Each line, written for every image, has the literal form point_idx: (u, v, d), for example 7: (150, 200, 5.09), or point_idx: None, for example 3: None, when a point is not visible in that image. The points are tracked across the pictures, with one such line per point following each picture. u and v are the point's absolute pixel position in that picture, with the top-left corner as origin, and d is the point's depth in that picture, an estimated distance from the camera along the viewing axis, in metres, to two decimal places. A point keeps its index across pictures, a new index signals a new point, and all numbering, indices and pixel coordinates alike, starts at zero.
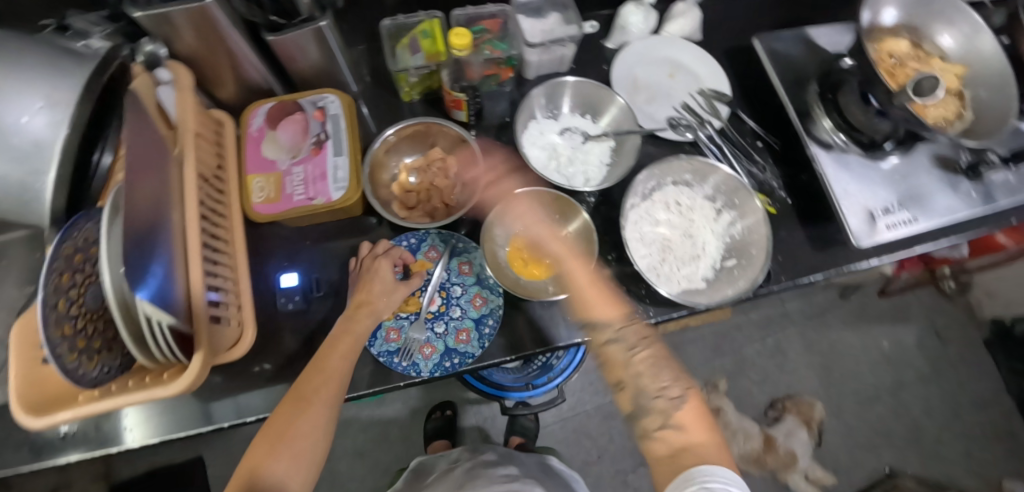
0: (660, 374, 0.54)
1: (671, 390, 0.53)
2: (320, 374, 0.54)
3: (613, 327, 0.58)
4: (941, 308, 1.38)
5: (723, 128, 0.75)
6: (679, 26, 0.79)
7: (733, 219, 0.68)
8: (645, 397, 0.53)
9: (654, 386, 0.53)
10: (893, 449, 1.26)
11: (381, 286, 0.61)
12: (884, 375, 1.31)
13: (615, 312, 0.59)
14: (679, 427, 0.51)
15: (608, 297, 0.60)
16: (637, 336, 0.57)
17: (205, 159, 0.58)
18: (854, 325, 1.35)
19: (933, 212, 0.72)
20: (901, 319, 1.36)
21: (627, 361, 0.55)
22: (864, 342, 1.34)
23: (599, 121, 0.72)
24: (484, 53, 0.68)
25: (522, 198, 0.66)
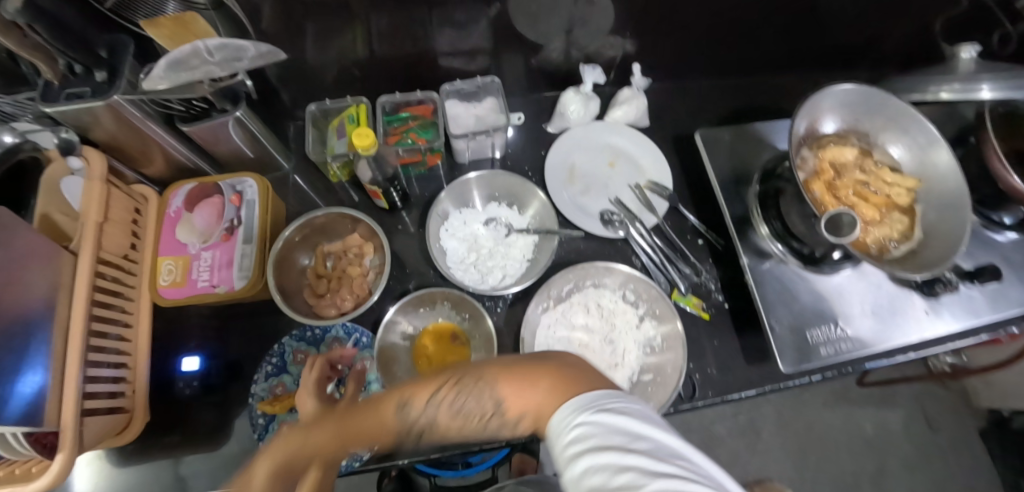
0: (477, 397, 0.38)
1: (481, 389, 0.39)
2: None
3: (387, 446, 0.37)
4: (933, 392, 1.28)
5: (660, 224, 0.72)
6: (623, 113, 0.77)
7: (654, 329, 0.65)
8: (476, 405, 0.39)
9: (438, 407, 0.38)
10: None
11: (331, 424, 0.48)
12: (867, 463, 1.22)
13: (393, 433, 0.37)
14: (526, 396, 0.38)
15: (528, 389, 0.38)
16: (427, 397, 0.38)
17: (114, 245, 0.60)
18: (836, 407, 1.26)
19: (882, 334, 0.66)
20: (888, 402, 1.27)
21: (409, 430, 0.37)
22: (846, 425, 1.25)
23: (525, 212, 0.71)
24: (406, 142, 0.67)
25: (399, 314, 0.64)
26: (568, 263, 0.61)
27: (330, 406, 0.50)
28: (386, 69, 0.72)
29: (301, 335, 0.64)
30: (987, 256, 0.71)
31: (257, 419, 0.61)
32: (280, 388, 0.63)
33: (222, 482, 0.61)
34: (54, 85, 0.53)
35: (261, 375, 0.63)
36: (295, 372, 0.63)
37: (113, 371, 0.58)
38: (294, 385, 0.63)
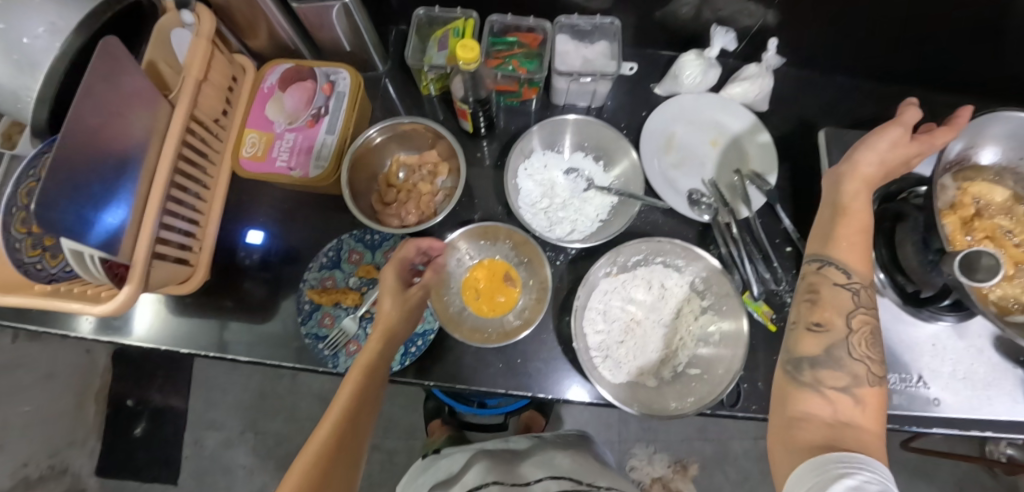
0: (875, 347, 0.45)
1: (856, 369, 0.43)
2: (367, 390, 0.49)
3: (869, 286, 0.47)
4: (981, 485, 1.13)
5: (748, 220, 0.66)
6: (741, 91, 0.69)
7: (714, 324, 0.60)
8: (810, 372, 0.44)
9: (858, 350, 0.44)
10: None
11: (390, 301, 0.53)
12: None
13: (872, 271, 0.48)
14: (855, 404, 0.42)
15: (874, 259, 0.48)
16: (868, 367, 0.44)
17: (208, 104, 0.60)
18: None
19: (971, 402, 0.58)
20: (925, 475, 1.14)
21: (839, 337, 0.45)
22: None
23: (610, 171, 0.67)
24: (506, 69, 0.64)
25: (464, 240, 0.63)
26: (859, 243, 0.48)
27: (401, 286, 0.54)
28: None
29: (360, 237, 0.65)
30: None
31: (303, 305, 0.62)
32: (329, 281, 0.64)
33: (263, 353, 0.64)
34: None
35: (315, 265, 0.64)
36: (348, 271, 0.64)
37: (184, 225, 0.60)
38: (343, 282, 0.64)
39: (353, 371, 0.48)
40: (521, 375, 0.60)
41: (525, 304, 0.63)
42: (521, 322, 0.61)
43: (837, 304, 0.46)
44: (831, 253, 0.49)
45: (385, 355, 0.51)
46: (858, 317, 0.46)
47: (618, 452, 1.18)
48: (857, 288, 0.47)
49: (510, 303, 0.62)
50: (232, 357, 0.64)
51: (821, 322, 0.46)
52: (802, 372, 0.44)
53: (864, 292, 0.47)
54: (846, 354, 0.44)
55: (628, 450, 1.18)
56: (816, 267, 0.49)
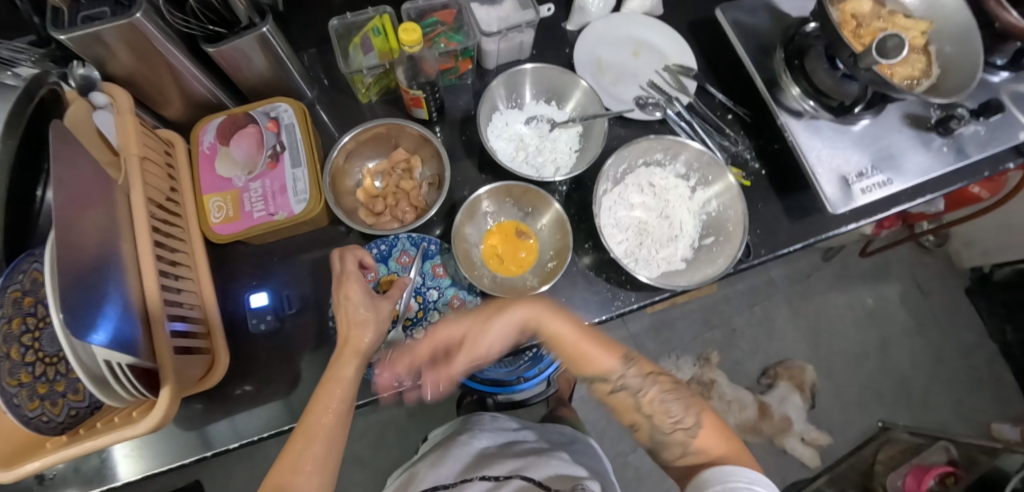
0: (672, 406, 0.56)
1: (676, 439, 0.55)
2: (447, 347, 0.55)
3: (616, 377, 0.58)
4: (921, 262, 1.34)
5: (691, 104, 0.74)
6: (639, 2, 0.77)
7: (707, 196, 0.68)
8: (667, 455, 0.56)
9: (665, 424, 0.56)
10: (883, 405, 1.24)
11: (357, 315, 0.53)
12: (868, 333, 1.28)
13: (611, 361, 0.58)
14: (700, 439, 0.55)
15: (586, 357, 0.57)
16: (653, 384, 0.58)
17: (157, 182, 0.56)
18: (838, 287, 1.31)
19: (908, 172, 0.70)
20: (883, 275, 1.32)
21: (647, 424, 0.57)
22: (848, 300, 1.30)
23: (563, 106, 0.71)
24: (440, 47, 0.66)
25: (488, 195, 0.64)
26: (575, 345, 0.57)
27: (370, 302, 0.54)
28: None
29: None
30: (988, 93, 0.73)
31: None
32: None
33: None
34: (63, 12, 0.48)
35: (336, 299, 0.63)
36: None
37: (184, 311, 0.55)
38: None
39: (436, 334, 0.54)
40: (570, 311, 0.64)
41: (547, 247, 0.66)
42: (556, 262, 0.64)
43: (627, 406, 0.58)
44: (586, 372, 0.58)
45: (354, 375, 0.52)
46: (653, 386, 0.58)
47: None
48: (626, 379, 0.58)
49: (532, 253, 0.65)
50: (289, 426, 0.60)
51: (632, 420, 0.58)
52: (664, 435, 0.56)
53: (632, 377, 0.58)
54: (661, 435, 0.56)
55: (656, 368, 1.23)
56: (610, 390, 0.58)
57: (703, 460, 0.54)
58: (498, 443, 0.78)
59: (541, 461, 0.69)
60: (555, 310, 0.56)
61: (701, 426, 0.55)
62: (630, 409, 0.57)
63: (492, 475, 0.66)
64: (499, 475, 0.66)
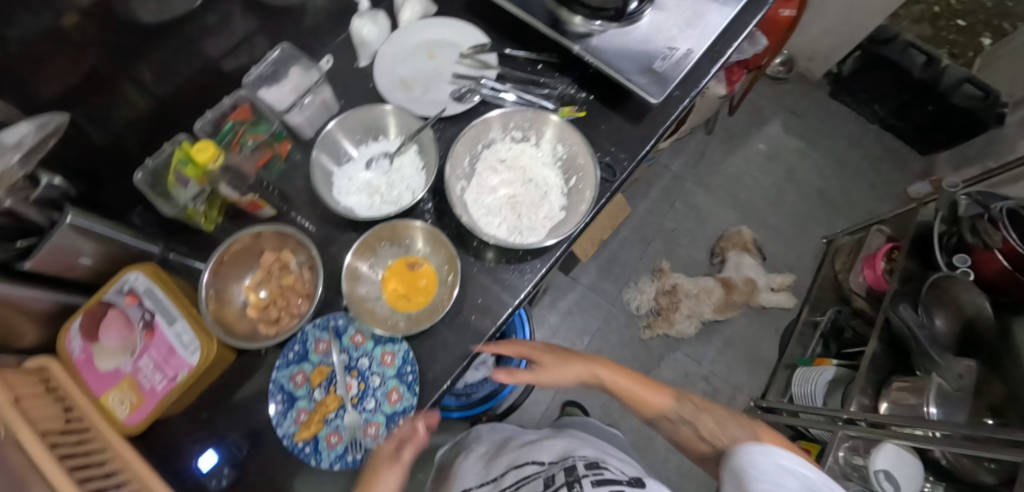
0: (726, 421, 0.61)
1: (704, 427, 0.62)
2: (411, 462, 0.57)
3: (673, 414, 0.66)
4: (783, 91, 1.46)
5: (500, 73, 0.78)
6: (410, 13, 0.80)
7: (552, 146, 0.73)
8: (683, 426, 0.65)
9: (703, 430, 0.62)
10: (818, 223, 1.35)
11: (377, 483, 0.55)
12: (775, 172, 1.38)
13: (665, 399, 0.66)
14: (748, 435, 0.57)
15: (653, 395, 0.67)
16: (690, 410, 0.65)
17: (43, 411, 0.52)
18: (731, 149, 1.40)
19: (702, 35, 0.76)
20: (760, 119, 1.43)
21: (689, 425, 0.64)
22: (745, 155, 1.40)
23: (390, 135, 0.73)
24: (248, 145, 0.67)
25: (359, 257, 0.65)
26: (619, 389, 0.68)
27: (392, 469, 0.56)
28: (176, 109, 0.69)
29: (286, 362, 0.63)
30: None
31: (304, 451, 0.60)
32: (302, 415, 0.61)
33: None
34: None
35: (277, 419, 0.61)
36: (306, 393, 0.62)
37: None
38: (312, 403, 0.62)
39: (398, 459, 0.57)
40: (491, 307, 0.66)
41: (440, 262, 0.68)
42: (453, 272, 0.66)
43: (693, 439, 0.63)
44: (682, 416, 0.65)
45: None
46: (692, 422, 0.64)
47: (621, 311, 1.27)
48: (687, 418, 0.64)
49: (431, 276, 0.67)
50: None
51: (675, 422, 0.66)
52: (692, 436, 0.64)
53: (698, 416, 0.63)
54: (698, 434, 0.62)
55: (623, 302, 1.27)
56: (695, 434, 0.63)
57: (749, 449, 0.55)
58: (483, 449, 0.89)
59: (526, 448, 0.82)
60: (601, 361, 0.70)
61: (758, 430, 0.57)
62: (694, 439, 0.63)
63: (486, 480, 0.79)
64: (493, 478, 0.78)
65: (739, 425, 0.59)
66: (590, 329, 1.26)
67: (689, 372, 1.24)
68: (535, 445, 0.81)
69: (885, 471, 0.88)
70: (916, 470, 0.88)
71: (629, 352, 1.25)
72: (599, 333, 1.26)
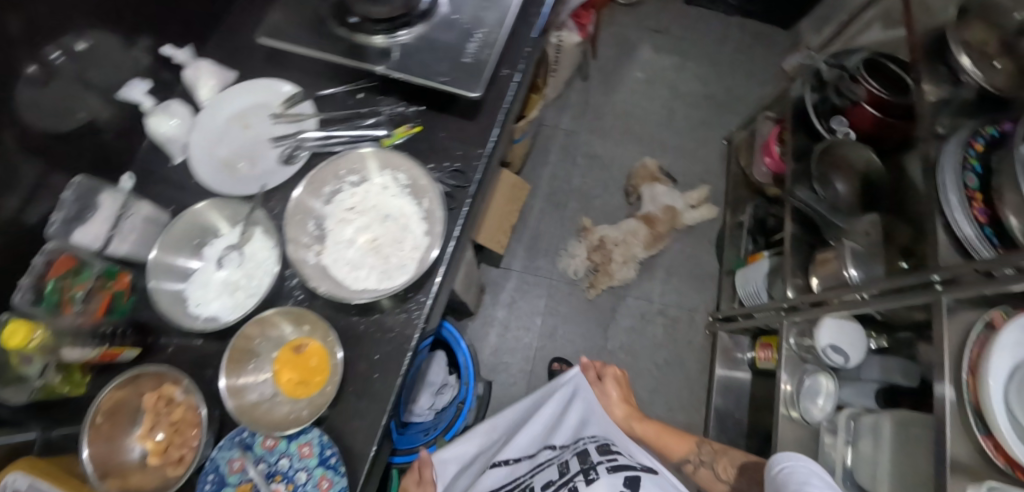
0: (730, 465, 0.89)
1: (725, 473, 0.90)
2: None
3: (691, 457, 0.95)
4: (637, 17, 1.48)
5: (320, 119, 0.74)
6: (206, 91, 0.75)
7: (394, 175, 0.70)
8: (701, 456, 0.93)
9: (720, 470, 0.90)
10: (711, 129, 1.38)
11: None
12: (656, 95, 1.41)
13: (686, 445, 0.96)
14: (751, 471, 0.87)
15: (678, 440, 0.97)
16: (705, 453, 0.93)
17: None
18: (609, 88, 1.41)
19: (503, 12, 0.74)
20: (626, 50, 1.45)
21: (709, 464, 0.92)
22: (624, 90, 1.41)
23: (228, 228, 0.69)
24: (78, 298, 0.61)
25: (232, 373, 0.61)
26: (657, 431, 0.99)
27: None
28: None
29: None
30: None
31: None
32: None
33: None
34: None
35: None
36: None
37: None
38: None
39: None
40: (390, 358, 0.65)
41: (323, 335, 0.64)
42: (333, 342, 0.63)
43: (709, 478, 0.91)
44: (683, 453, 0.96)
45: None
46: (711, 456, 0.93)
47: (562, 282, 1.26)
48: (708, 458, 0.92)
49: (320, 352, 0.64)
50: None
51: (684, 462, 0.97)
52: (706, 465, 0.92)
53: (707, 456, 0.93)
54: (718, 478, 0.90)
55: (561, 272, 1.26)
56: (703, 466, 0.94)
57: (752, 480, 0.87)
58: (494, 427, 1.00)
59: (544, 436, 0.92)
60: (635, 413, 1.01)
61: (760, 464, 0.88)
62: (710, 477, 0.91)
63: (505, 459, 0.88)
64: (512, 459, 0.88)
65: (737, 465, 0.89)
66: (539, 310, 1.24)
67: (645, 313, 1.26)
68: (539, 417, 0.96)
69: (830, 345, 0.93)
70: (858, 334, 0.93)
71: (583, 318, 1.24)
72: (549, 311, 1.24)
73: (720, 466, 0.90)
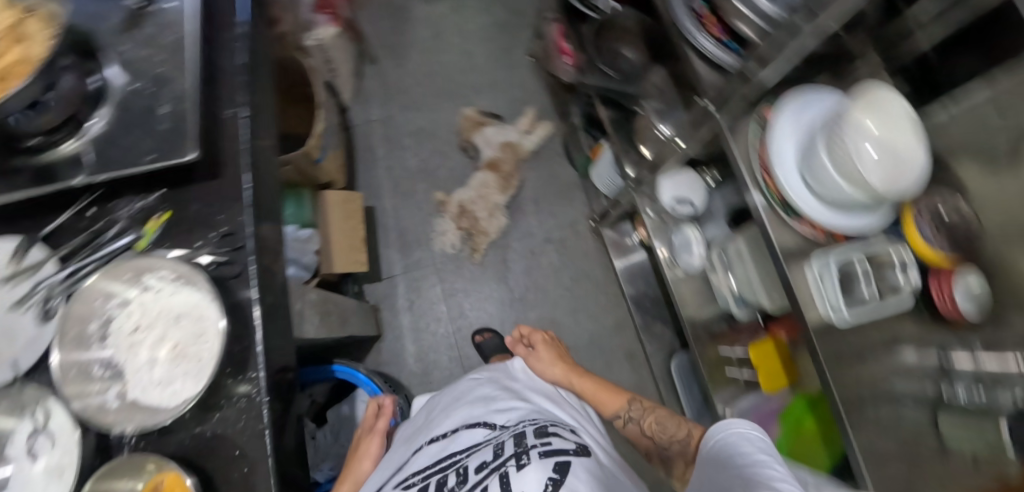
0: (664, 424, 0.81)
1: (675, 449, 0.76)
2: (352, 475, 0.87)
3: (623, 414, 0.88)
4: None
5: (61, 262, 0.65)
6: None
7: (156, 277, 0.64)
8: (632, 415, 0.86)
9: (648, 427, 0.83)
10: (510, 53, 1.38)
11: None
12: (447, 45, 1.38)
13: (619, 401, 0.89)
14: (681, 441, 0.75)
15: (612, 391, 0.92)
16: (633, 410, 0.87)
17: None
18: (401, 59, 1.37)
19: (189, 59, 0.68)
20: (398, 16, 1.41)
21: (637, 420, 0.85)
22: (414, 54, 1.37)
23: (17, 420, 0.59)
24: None
25: None
26: (596, 386, 0.94)
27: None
28: None
29: None
30: None
31: None
32: None
33: None
34: None
35: None
36: None
37: None
38: None
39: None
40: (249, 444, 0.60)
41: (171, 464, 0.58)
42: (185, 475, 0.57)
43: (637, 435, 0.85)
44: (618, 408, 0.88)
45: None
46: (645, 408, 0.86)
47: (446, 260, 1.24)
48: (632, 413, 0.86)
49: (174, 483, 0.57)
50: None
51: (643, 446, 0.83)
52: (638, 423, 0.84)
53: (633, 410, 0.87)
54: (663, 450, 0.79)
55: (441, 253, 1.24)
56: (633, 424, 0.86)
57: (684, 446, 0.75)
58: (425, 415, 0.92)
59: (482, 416, 0.81)
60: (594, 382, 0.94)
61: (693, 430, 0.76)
62: (637, 434, 0.84)
63: (442, 436, 0.80)
64: (447, 432, 0.80)
65: (671, 420, 0.80)
66: (440, 298, 1.23)
67: (535, 246, 1.26)
68: (476, 396, 0.87)
69: (675, 199, 0.94)
70: (694, 180, 0.96)
71: (482, 283, 1.23)
72: (449, 294, 1.23)
73: (645, 424, 0.83)
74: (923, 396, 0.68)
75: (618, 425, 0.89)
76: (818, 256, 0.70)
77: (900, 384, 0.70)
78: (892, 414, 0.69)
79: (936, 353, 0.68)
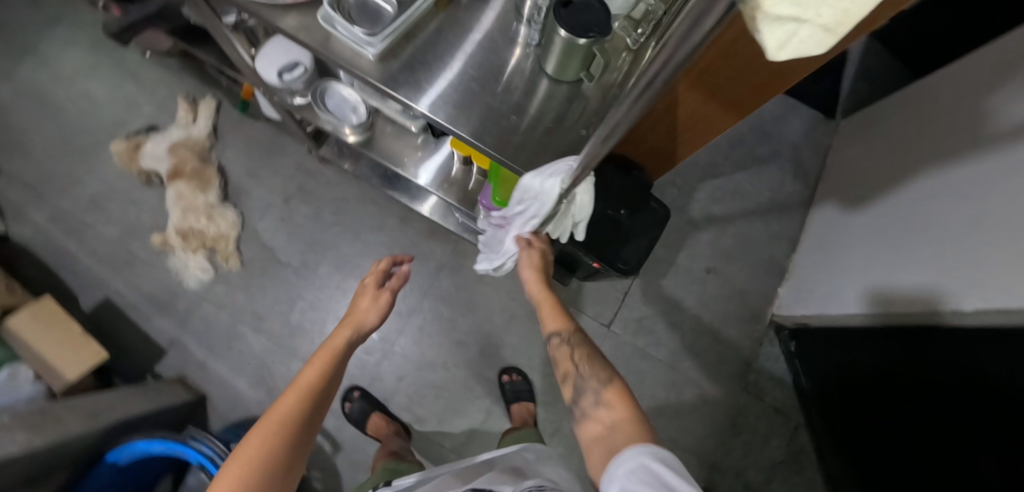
0: (597, 362, 0.60)
1: (592, 383, 0.56)
2: (353, 321, 0.71)
3: (561, 335, 0.66)
4: None
5: None
6: None
7: None
8: (582, 368, 0.60)
9: (579, 357, 0.61)
10: (126, 67, 1.23)
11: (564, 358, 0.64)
12: (57, 102, 1.19)
13: (560, 324, 0.67)
14: (603, 406, 0.53)
15: (563, 314, 0.69)
16: (577, 343, 0.64)
17: None
18: (17, 148, 1.16)
19: None
20: None
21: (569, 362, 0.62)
22: (28, 133, 1.17)
23: None
24: None
25: None
26: (545, 299, 0.72)
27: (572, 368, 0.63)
28: None
29: None
30: None
31: None
32: None
33: None
34: None
35: None
36: None
37: None
38: None
39: (328, 343, 0.65)
40: None
41: None
42: None
43: (565, 357, 0.63)
44: (553, 327, 0.68)
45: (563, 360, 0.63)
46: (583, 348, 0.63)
47: (211, 286, 1.13)
48: (569, 338, 0.65)
49: None
50: None
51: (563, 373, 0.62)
52: (581, 363, 0.60)
53: (574, 336, 0.65)
54: (580, 382, 0.58)
55: (201, 284, 1.12)
56: (558, 342, 0.65)
57: (602, 416, 0.51)
58: None
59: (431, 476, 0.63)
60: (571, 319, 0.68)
61: (612, 381, 0.56)
62: (563, 357, 0.63)
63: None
64: None
65: (582, 345, 0.63)
66: (232, 322, 1.12)
67: (282, 211, 1.17)
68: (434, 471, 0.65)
69: (277, 70, 0.80)
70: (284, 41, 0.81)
71: (259, 278, 1.14)
72: (237, 311, 1.12)
73: (577, 351, 0.62)
74: (535, 68, 0.62)
75: (552, 344, 0.66)
76: (319, 14, 0.58)
77: (516, 76, 0.63)
78: (536, 105, 0.62)
79: (521, 25, 0.62)
